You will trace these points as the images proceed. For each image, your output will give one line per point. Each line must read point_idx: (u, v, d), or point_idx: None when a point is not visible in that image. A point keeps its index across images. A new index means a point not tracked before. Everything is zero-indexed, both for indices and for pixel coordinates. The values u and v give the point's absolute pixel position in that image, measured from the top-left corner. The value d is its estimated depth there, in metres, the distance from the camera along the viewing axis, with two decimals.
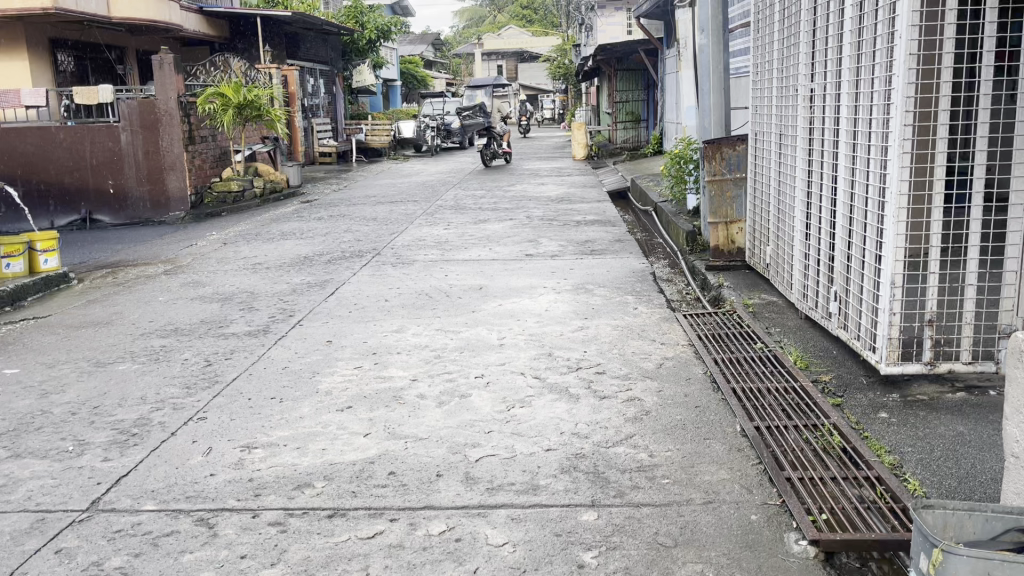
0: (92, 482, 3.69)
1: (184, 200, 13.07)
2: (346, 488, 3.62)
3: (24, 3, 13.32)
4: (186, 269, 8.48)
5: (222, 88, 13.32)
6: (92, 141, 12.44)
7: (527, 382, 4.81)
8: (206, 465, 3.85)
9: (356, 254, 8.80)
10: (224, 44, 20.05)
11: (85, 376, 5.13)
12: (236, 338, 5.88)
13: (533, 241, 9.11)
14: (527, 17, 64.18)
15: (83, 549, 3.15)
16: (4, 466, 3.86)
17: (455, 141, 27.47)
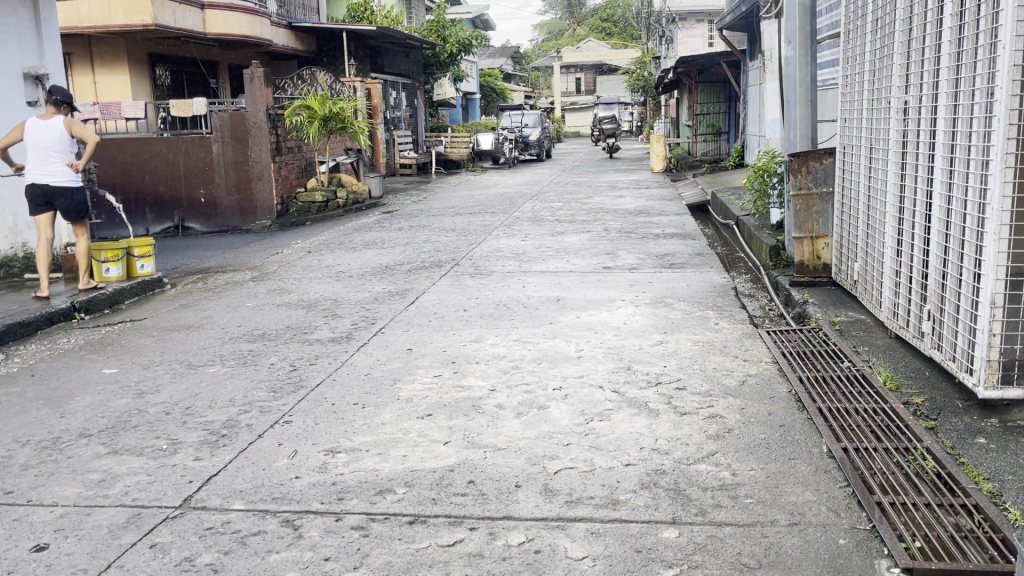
0: (184, 480, 3.83)
1: (269, 209, 13.46)
2: (426, 495, 3.66)
3: (126, 20, 14.00)
4: (273, 276, 8.74)
5: (309, 101, 13.71)
6: (186, 152, 12.93)
7: (606, 396, 4.77)
8: (291, 468, 3.96)
9: (435, 264, 8.93)
10: (311, 58, 20.59)
11: (177, 377, 5.34)
12: (321, 344, 6.03)
13: (611, 253, 9.08)
14: (606, 30, 64.52)
15: (176, 545, 3.26)
16: (103, 463, 4.03)
17: (533, 153, 27.66)
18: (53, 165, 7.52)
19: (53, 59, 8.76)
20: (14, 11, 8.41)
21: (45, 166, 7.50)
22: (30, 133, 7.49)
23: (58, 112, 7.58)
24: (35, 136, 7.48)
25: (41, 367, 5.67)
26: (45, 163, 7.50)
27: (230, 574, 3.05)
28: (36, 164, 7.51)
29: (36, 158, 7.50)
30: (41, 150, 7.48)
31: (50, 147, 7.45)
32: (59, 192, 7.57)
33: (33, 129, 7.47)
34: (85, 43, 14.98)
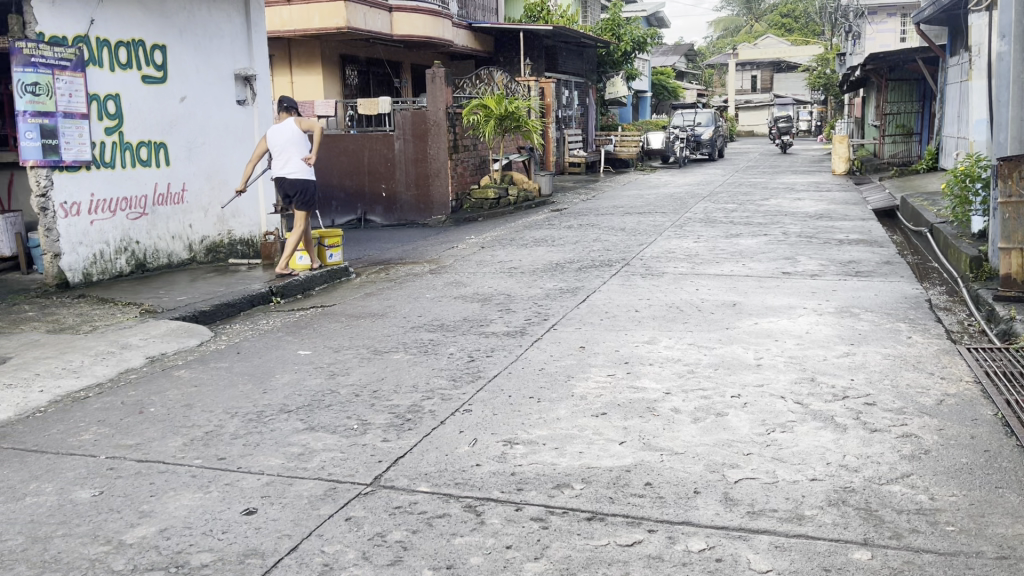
0: (374, 460, 4.05)
1: (445, 205, 13.92)
2: (604, 492, 3.68)
3: (322, 23, 14.96)
4: (449, 269, 9.05)
5: (485, 100, 14.06)
6: (370, 149, 13.62)
7: (788, 407, 4.61)
8: (472, 455, 4.09)
9: (605, 263, 8.92)
10: (488, 58, 21.11)
11: (366, 361, 5.66)
12: (496, 337, 6.19)
13: (790, 259, 8.73)
14: (786, 25, 62.03)
15: (368, 520, 3.46)
16: (301, 438, 4.34)
17: (704, 153, 27.06)
18: (290, 160, 8.24)
19: (260, 59, 9.47)
20: (229, 16, 9.15)
21: (284, 162, 8.24)
22: (270, 135, 8.30)
23: (290, 114, 8.33)
24: (274, 135, 8.26)
25: (245, 345, 6.17)
26: (285, 160, 8.24)
27: (419, 552, 3.20)
28: (277, 161, 8.27)
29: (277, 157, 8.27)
30: (281, 147, 8.24)
31: (284, 142, 8.18)
32: (291, 184, 8.23)
33: (272, 130, 8.27)
34: (285, 47, 16.10)
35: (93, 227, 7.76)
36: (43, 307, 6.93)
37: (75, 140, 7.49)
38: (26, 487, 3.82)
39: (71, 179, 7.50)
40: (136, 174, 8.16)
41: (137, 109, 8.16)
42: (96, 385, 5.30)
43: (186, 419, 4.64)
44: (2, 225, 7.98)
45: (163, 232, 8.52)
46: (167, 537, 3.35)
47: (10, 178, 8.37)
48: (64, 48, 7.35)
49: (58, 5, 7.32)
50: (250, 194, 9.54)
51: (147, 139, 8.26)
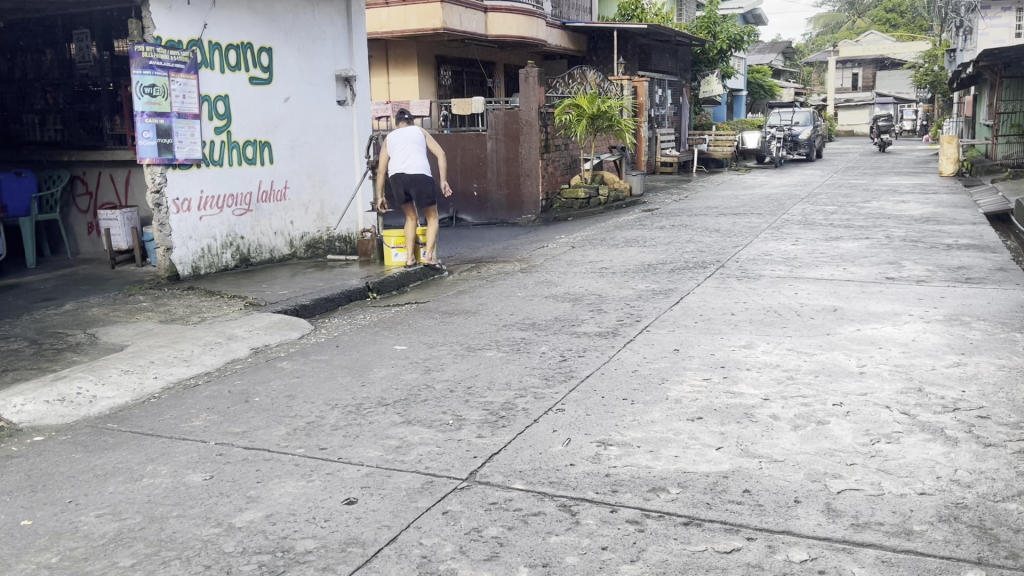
0: (469, 455, 4.11)
1: (535, 205, 13.92)
2: (700, 498, 3.63)
3: (419, 24, 15.22)
4: (540, 268, 9.08)
5: (578, 99, 14.05)
6: (463, 149, 13.79)
7: (893, 417, 4.44)
8: (566, 455, 4.10)
9: (699, 265, 8.78)
10: (581, 57, 21.07)
11: (460, 358, 5.73)
12: (588, 337, 6.17)
13: (894, 263, 8.41)
14: (890, 21, 59.71)
15: (465, 515, 3.51)
16: (399, 431, 4.43)
17: (802, 153, 26.32)
18: (414, 159, 8.67)
19: (360, 60, 9.71)
20: (331, 18, 9.41)
21: (410, 161, 8.64)
22: (392, 138, 8.71)
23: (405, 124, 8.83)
24: (397, 139, 8.67)
25: (344, 339, 6.35)
26: (411, 159, 8.64)
27: (515, 549, 3.23)
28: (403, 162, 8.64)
29: (402, 157, 8.66)
30: (407, 148, 8.65)
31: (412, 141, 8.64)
32: (414, 181, 8.57)
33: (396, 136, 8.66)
34: (383, 48, 16.43)
35: (202, 222, 8.10)
36: (156, 298, 7.29)
37: (188, 139, 7.84)
38: (144, 468, 4.03)
39: (183, 176, 7.85)
40: (242, 172, 8.48)
41: (244, 110, 8.48)
42: (205, 374, 5.55)
43: (290, 409, 4.80)
44: (119, 220, 8.48)
45: (266, 228, 8.84)
46: (273, 522, 3.48)
47: (127, 175, 8.70)
48: (179, 51, 7.70)
49: (175, 11, 7.66)
50: (347, 192, 9.79)
51: (253, 138, 8.58)
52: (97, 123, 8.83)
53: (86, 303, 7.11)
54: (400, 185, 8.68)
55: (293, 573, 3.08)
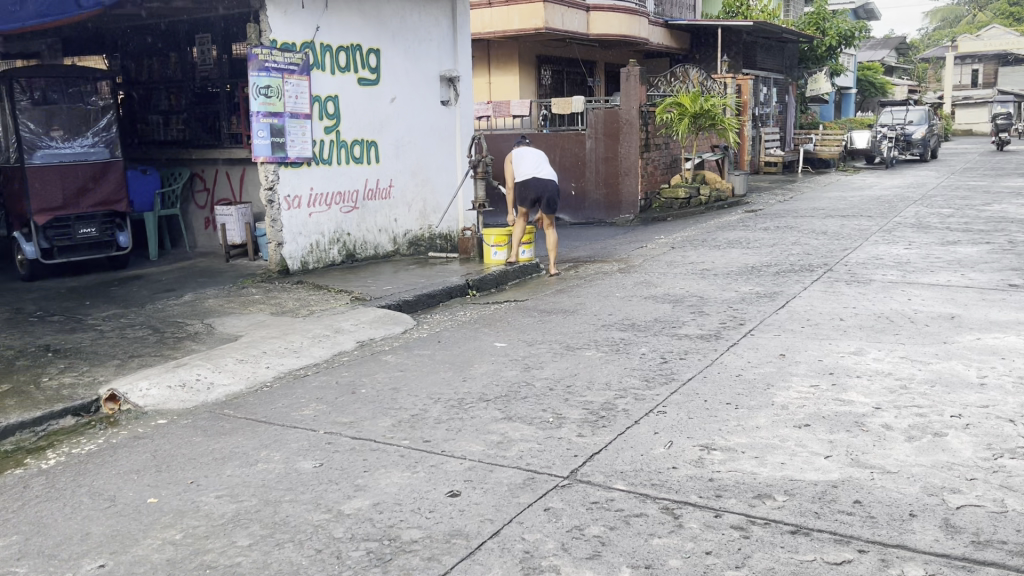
0: (570, 454, 4.12)
1: (634, 204, 13.84)
2: (808, 507, 3.53)
3: (522, 24, 15.32)
4: (639, 269, 9.01)
5: (680, 98, 13.84)
6: (562, 149, 13.77)
7: (1017, 431, 4.21)
8: (669, 458, 4.06)
9: (805, 268, 8.52)
10: (684, 56, 20.76)
11: (559, 356, 5.75)
12: (689, 340, 6.09)
13: (1018, 270, 7.96)
14: (1015, 14, 56.46)
15: (567, 512, 3.52)
16: (500, 427, 4.48)
17: (915, 153, 25.18)
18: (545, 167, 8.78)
19: (463, 60, 9.86)
20: (437, 19, 9.58)
21: (544, 167, 8.72)
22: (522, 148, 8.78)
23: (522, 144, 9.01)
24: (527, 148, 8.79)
25: (445, 335, 6.46)
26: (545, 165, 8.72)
27: (617, 549, 3.22)
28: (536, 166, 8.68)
29: (535, 163, 8.69)
30: (539, 155, 8.75)
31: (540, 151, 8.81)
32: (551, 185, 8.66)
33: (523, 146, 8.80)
34: (485, 48, 16.61)
35: (311, 219, 8.39)
36: (268, 291, 7.60)
37: (299, 139, 8.12)
38: (258, 453, 4.21)
39: (294, 174, 8.14)
40: (349, 171, 8.73)
41: (353, 110, 8.73)
42: (314, 365, 5.75)
43: (394, 402, 4.92)
44: (235, 215, 8.82)
45: (371, 226, 9.07)
46: (380, 511, 3.57)
47: (242, 172, 9.11)
48: (292, 54, 7.99)
49: (290, 14, 7.95)
50: (449, 190, 9.96)
51: (360, 137, 8.82)
52: (215, 123, 9.26)
53: (204, 295, 7.47)
54: (534, 189, 8.65)
55: (400, 562, 3.16)
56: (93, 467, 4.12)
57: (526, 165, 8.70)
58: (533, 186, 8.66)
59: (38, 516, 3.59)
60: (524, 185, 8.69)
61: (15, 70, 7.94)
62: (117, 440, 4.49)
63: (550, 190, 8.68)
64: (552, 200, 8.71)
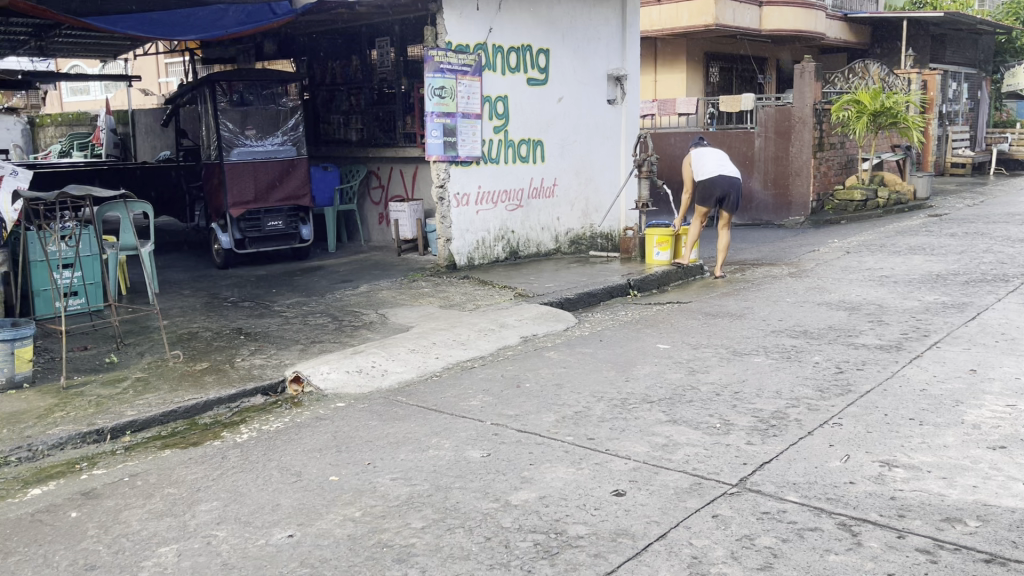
0: (739, 461, 4.01)
1: (805, 205, 13.17)
2: (1004, 535, 3.27)
3: (691, 21, 15.07)
4: (810, 273, 8.63)
5: (858, 95, 13.15)
6: (730, 147, 13.49)
7: None
8: (845, 472, 3.87)
9: (999, 278, 7.86)
10: (863, 51, 19.71)
11: (726, 361, 5.61)
12: (867, 350, 5.77)
13: None
14: None
15: (736, 520, 3.44)
16: (665, 429, 4.43)
17: None
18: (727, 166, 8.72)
19: (632, 59, 9.81)
20: (607, 18, 9.59)
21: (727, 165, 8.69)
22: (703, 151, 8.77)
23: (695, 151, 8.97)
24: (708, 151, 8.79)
25: (608, 334, 6.45)
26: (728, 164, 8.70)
27: (790, 562, 3.11)
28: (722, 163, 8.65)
29: (721, 161, 8.64)
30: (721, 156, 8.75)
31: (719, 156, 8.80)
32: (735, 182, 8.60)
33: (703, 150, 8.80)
34: (652, 45, 16.43)
35: (478, 216, 8.61)
36: (437, 284, 7.87)
37: (470, 138, 8.36)
38: (429, 440, 4.38)
39: (464, 173, 8.39)
40: (516, 169, 8.90)
41: (522, 109, 8.88)
42: (480, 358, 5.92)
43: (559, 398, 4.97)
44: (407, 211, 9.24)
45: (534, 224, 9.20)
46: (547, 504, 3.63)
47: (415, 170, 9.50)
48: (466, 55, 8.23)
49: (465, 16, 8.19)
50: (613, 189, 9.94)
51: (528, 137, 8.97)
52: (391, 123, 9.69)
53: (378, 286, 7.84)
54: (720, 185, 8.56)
55: (566, 556, 3.20)
56: (280, 443, 4.43)
57: (713, 163, 8.62)
58: (719, 184, 8.58)
59: (235, 485, 3.91)
60: (709, 182, 8.61)
61: (217, 73, 8.65)
62: (301, 420, 4.80)
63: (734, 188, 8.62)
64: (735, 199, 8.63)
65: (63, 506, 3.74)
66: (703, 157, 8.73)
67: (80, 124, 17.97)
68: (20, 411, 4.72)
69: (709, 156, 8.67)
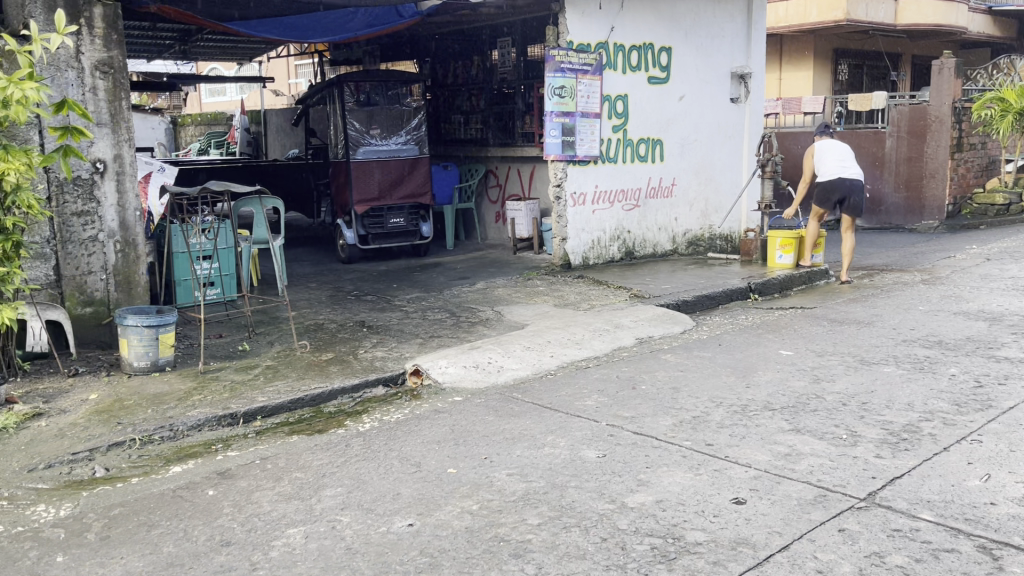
0: (868, 475, 3.84)
1: (939, 209, 12.54)
2: None
3: (820, 17, 14.54)
4: (945, 281, 8.17)
5: (1003, 92, 12.22)
6: (859, 147, 12.95)
7: None
8: (985, 492, 3.65)
9: None
10: (1009, 45, 18.50)
11: (853, 371, 5.38)
12: (1009, 363, 5.42)
13: None
14: None
15: (865, 536, 3.29)
16: (788, 438, 4.30)
17: None
18: (850, 165, 8.39)
19: (757, 56, 9.55)
20: (732, 15, 9.36)
21: (849, 165, 8.38)
22: (824, 147, 8.50)
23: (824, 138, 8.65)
24: (831, 147, 8.47)
25: (727, 338, 6.30)
26: (851, 163, 8.44)
27: None
28: (840, 166, 8.38)
29: (841, 162, 8.36)
30: (845, 154, 8.42)
31: (844, 153, 8.44)
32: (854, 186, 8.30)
33: (825, 144, 8.50)
34: (778, 43, 15.95)
35: (595, 215, 8.58)
36: (552, 283, 7.90)
37: (588, 137, 8.34)
38: (545, 438, 4.40)
39: (581, 172, 8.38)
40: (634, 169, 8.82)
41: (641, 109, 8.79)
42: (595, 358, 5.90)
43: (676, 402, 4.89)
44: (523, 211, 9.32)
45: (651, 224, 9.10)
46: (664, 509, 3.58)
47: (532, 169, 9.58)
48: (587, 54, 8.21)
49: (587, 15, 8.18)
50: (734, 190, 9.70)
51: (647, 136, 8.87)
52: (510, 122, 9.79)
53: (494, 284, 7.94)
54: (837, 189, 8.32)
55: (684, 562, 3.15)
56: (401, 434, 4.55)
57: (832, 163, 8.40)
58: (837, 187, 8.33)
59: (357, 473, 4.04)
60: (827, 185, 8.39)
61: (346, 74, 8.96)
62: (419, 412, 4.91)
63: (855, 189, 8.31)
64: (857, 202, 8.32)
65: (201, 483, 3.97)
66: (823, 154, 8.51)
67: (217, 123, 19.00)
68: (162, 393, 5.03)
69: (829, 155, 8.44)
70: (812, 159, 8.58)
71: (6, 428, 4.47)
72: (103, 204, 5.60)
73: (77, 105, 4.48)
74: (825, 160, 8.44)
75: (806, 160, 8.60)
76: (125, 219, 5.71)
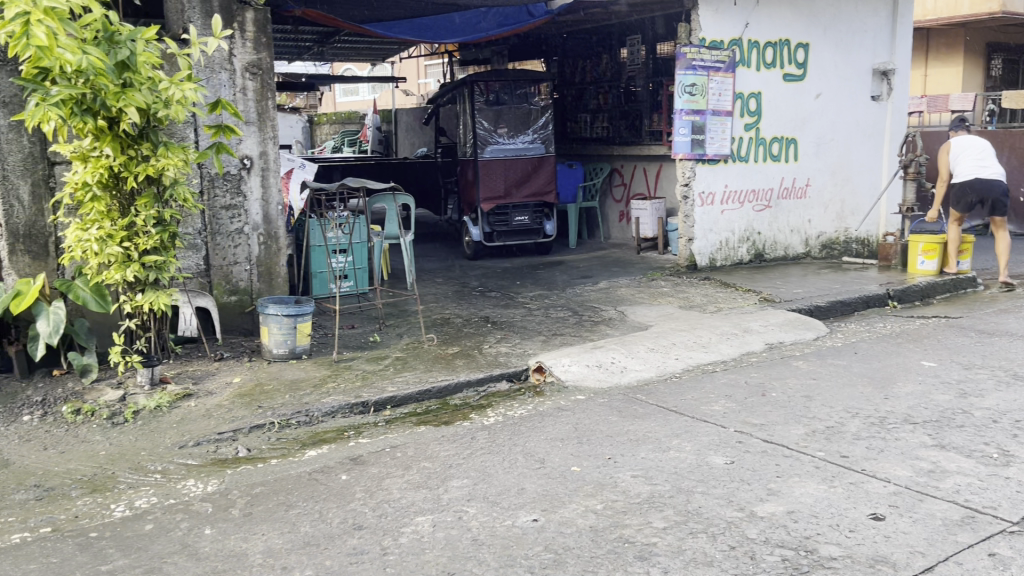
0: (1022, 498, 3.59)
1: None
2: None
3: (973, 9, 13.68)
4: None
5: None
6: (1012, 147, 12.03)
7: None
8: None
9: None
10: None
11: (1005, 386, 5.03)
12: None
13: None
14: None
15: (1018, 563, 3.08)
16: (931, 454, 4.06)
17: None
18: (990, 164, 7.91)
19: (902, 52, 9.08)
20: (876, 9, 8.93)
21: (989, 163, 7.89)
22: (961, 144, 8.03)
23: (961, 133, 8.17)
24: (969, 144, 8.00)
25: (864, 347, 6.02)
26: (991, 161, 7.94)
27: None
28: (979, 164, 7.90)
29: (979, 161, 7.89)
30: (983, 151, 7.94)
31: (983, 150, 7.96)
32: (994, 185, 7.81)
33: (962, 141, 8.03)
34: (924, 37, 15.13)
35: (723, 216, 8.38)
36: (677, 284, 7.78)
37: (719, 136, 8.15)
38: (671, 441, 4.34)
39: (710, 171, 8.20)
40: (766, 169, 8.56)
41: (775, 107, 8.52)
42: (722, 362, 5.77)
43: (808, 410, 4.72)
44: (649, 210, 9.21)
45: (783, 226, 8.80)
46: (795, 520, 3.46)
47: (658, 168, 9.44)
48: (720, 51, 8.02)
49: (721, 11, 7.99)
50: (873, 192, 9.27)
51: (780, 135, 8.59)
52: (638, 121, 9.70)
53: (617, 284, 7.88)
54: (975, 189, 7.84)
55: None
56: (525, 429, 4.59)
57: (970, 163, 7.92)
58: (975, 187, 7.86)
59: (483, 465, 4.11)
60: (963, 185, 7.92)
61: (476, 74, 9.12)
62: (543, 409, 4.95)
63: (996, 189, 7.82)
64: (999, 202, 7.82)
65: (335, 468, 4.13)
66: (960, 153, 8.03)
67: (351, 122, 19.74)
68: (300, 379, 5.28)
69: (967, 154, 7.97)
70: (947, 157, 8.11)
71: (160, 406, 4.80)
72: (249, 198, 5.92)
73: (230, 105, 4.77)
74: (962, 158, 7.98)
75: (941, 158, 8.12)
76: (268, 213, 6.02)
